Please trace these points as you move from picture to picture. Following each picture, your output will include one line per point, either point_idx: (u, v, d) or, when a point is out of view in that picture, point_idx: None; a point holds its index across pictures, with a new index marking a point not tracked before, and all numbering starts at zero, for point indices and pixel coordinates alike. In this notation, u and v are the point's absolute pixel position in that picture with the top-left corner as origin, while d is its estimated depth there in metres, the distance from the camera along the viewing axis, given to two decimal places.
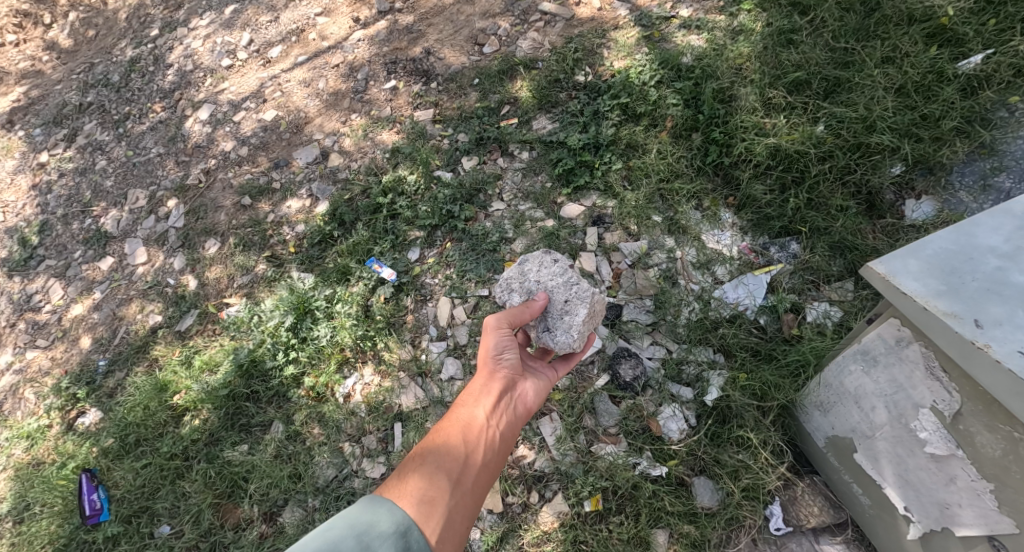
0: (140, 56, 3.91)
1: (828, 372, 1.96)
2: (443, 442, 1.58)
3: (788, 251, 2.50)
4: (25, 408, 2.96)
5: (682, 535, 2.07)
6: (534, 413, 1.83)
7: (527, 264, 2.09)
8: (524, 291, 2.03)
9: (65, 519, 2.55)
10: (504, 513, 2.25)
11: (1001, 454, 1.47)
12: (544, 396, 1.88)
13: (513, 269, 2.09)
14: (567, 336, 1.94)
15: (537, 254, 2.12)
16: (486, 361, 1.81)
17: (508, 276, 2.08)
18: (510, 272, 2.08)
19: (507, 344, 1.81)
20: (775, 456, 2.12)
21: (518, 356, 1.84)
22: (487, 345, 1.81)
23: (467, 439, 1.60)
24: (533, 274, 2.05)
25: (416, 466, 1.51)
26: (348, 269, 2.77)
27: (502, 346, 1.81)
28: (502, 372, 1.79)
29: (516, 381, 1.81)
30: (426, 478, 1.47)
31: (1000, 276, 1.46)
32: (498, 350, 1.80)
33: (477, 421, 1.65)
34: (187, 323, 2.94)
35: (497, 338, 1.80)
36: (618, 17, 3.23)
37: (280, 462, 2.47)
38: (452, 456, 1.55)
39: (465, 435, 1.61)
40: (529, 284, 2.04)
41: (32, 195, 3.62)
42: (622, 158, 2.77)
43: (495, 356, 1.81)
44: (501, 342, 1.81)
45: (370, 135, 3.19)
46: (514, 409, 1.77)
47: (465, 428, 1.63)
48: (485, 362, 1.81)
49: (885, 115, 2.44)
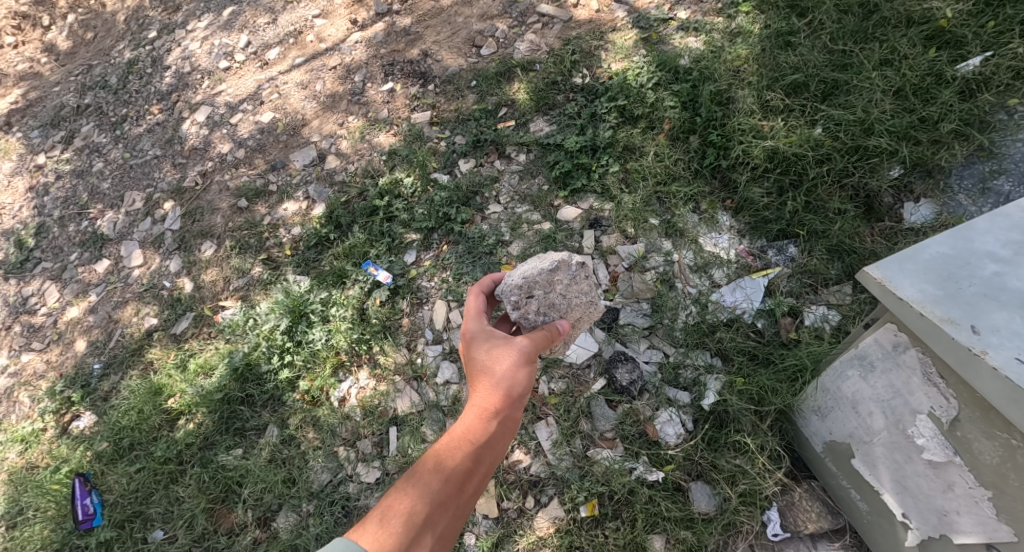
0: (139, 58, 3.91)
1: (825, 377, 1.94)
2: (443, 485, 1.45)
3: (787, 254, 2.47)
4: (19, 411, 2.95)
5: (679, 541, 2.05)
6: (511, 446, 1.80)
7: (557, 273, 1.95)
8: (545, 304, 1.92)
9: (58, 523, 2.52)
10: (499, 518, 2.23)
11: (999, 461, 1.45)
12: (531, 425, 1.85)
13: (542, 271, 1.92)
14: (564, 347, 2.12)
15: (571, 263, 1.97)
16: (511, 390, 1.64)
17: (536, 281, 1.92)
18: (538, 274, 1.92)
19: (531, 379, 1.66)
20: (773, 461, 2.10)
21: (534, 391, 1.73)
22: (520, 375, 1.62)
23: (466, 485, 1.48)
24: (562, 289, 1.94)
25: (405, 507, 1.40)
26: (344, 271, 2.75)
27: (528, 381, 1.65)
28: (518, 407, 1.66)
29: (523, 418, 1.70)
30: (412, 530, 1.36)
31: (998, 281, 1.44)
32: (524, 385, 1.64)
33: (482, 468, 1.54)
34: (183, 326, 2.92)
35: (526, 372, 1.64)
36: (617, 19, 3.22)
37: (275, 466, 2.46)
38: (443, 505, 1.43)
39: (466, 483, 1.49)
40: (554, 296, 1.94)
41: (29, 197, 3.61)
42: (620, 160, 2.75)
43: (522, 390, 1.64)
44: (532, 377, 1.65)
45: (368, 137, 3.18)
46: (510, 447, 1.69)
47: (468, 473, 1.50)
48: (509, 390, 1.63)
49: (883, 117, 2.43)
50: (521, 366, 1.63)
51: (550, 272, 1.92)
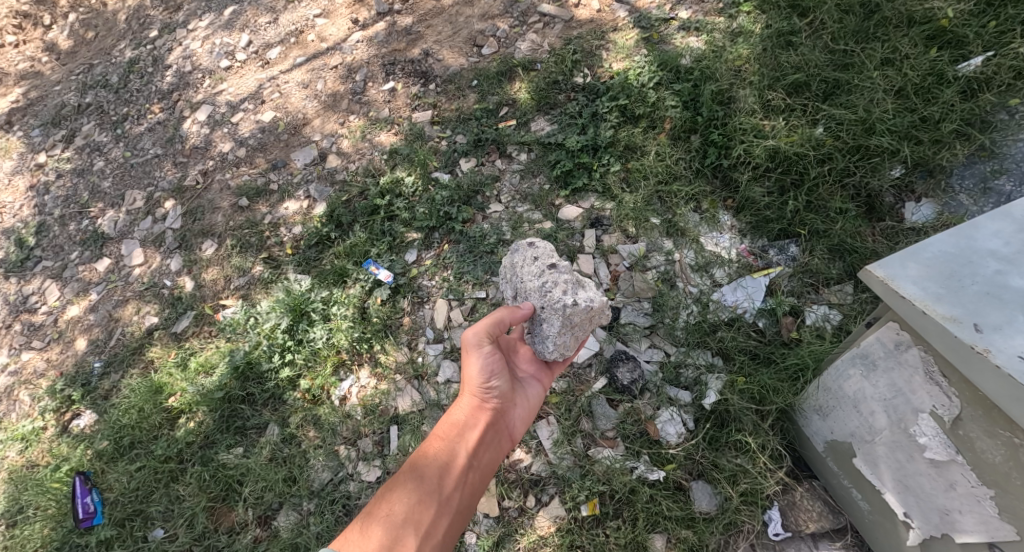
0: (139, 57, 3.91)
1: (826, 376, 1.94)
2: (419, 485, 1.65)
3: (788, 253, 2.47)
4: (19, 410, 2.95)
5: (680, 540, 2.05)
6: (511, 447, 1.95)
7: (518, 257, 2.04)
8: (513, 290, 2.03)
9: (58, 521, 2.52)
10: (500, 517, 2.23)
11: (1002, 460, 1.44)
12: (530, 422, 1.98)
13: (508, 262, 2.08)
14: (543, 345, 1.92)
15: (529, 251, 2.02)
16: (473, 388, 1.85)
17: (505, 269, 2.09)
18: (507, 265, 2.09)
19: (492, 372, 1.85)
20: (774, 460, 2.10)
21: (507, 384, 1.91)
22: (476, 369, 1.83)
23: (442, 481, 1.68)
24: (519, 273, 1.99)
25: (385, 510, 1.58)
26: (345, 270, 2.75)
27: (486, 374, 1.84)
28: (488, 401, 1.87)
29: (503, 411, 1.89)
30: (394, 527, 1.54)
31: (1000, 280, 1.44)
32: (485, 379, 1.85)
33: (457, 463, 1.73)
34: (183, 324, 2.92)
35: (485, 366, 1.84)
36: (618, 18, 3.22)
37: (276, 465, 2.46)
38: (423, 501, 1.62)
39: (442, 479, 1.68)
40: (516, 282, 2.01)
41: (30, 196, 3.61)
42: (621, 159, 2.76)
43: (482, 382, 1.85)
44: (491, 368, 1.85)
45: (369, 136, 3.18)
46: (495, 444, 1.87)
47: (443, 470, 1.70)
48: (472, 389, 1.86)
49: (884, 116, 2.43)
50: (475, 360, 1.83)
51: (511, 258, 2.06)
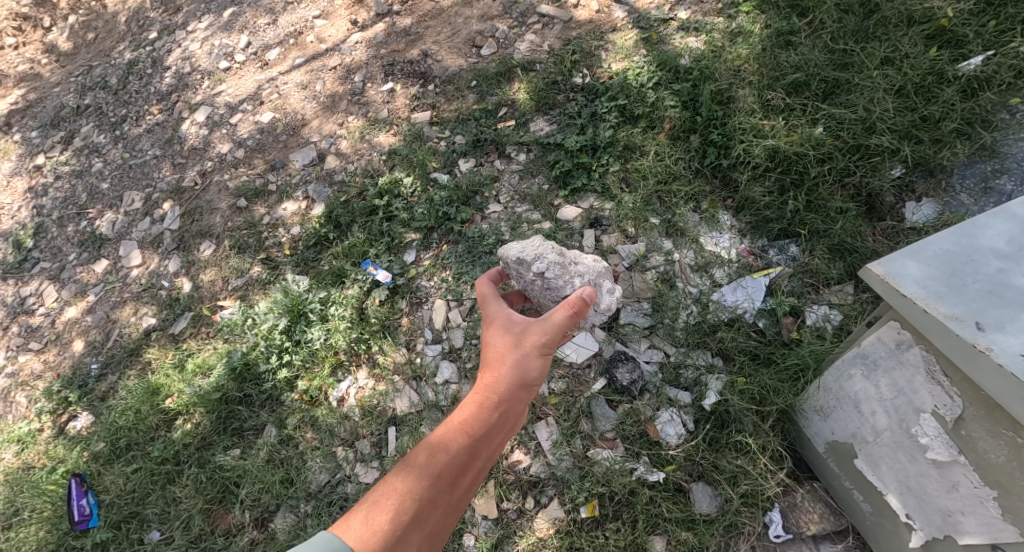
0: (139, 59, 3.91)
1: (827, 376, 1.92)
2: (433, 481, 1.47)
3: (788, 253, 2.46)
4: (16, 412, 2.93)
5: (680, 542, 2.03)
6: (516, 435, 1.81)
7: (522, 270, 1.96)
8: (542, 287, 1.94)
9: (54, 524, 2.50)
10: (499, 519, 2.21)
11: (1005, 461, 1.42)
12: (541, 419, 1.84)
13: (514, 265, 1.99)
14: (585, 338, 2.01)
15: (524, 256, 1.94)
16: (517, 387, 1.63)
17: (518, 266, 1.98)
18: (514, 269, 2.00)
19: (540, 376, 1.66)
20: (775, 461, 2.09)
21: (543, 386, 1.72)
22: (529, 371, 1.62)
23: (457, 482, 1.50)
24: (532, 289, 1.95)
25: (391, 505, 1.40)
26: (343, 271, 2.73)
27: (536, 376, 1.64)
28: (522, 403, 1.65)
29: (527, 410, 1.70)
30: (400, 529, 1.37)
31: (1002, 278, 1.43)
32: (531, 382, 1.64)
33: (477, 465, 1.54)
34: (180, 325, 2.91)
35: (538, 369, 1.63)
36: (616, 19, 3.22)
37: (273, 466, 2.44)
38: (433, 504, 1.44)
39: (458, 479, 1.49)
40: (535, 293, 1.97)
41: (29, 198, 3.60)
42: (620, 159, 2.75)
43: (527, 382, 1.64)
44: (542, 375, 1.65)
45: (367, 137, 3.17)
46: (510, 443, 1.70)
47: (461, 470, 1.51)
48: (512, 387, 1.63)
49: (885, 115, 2.42)
50: (532, 363, 1.62)
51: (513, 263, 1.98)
